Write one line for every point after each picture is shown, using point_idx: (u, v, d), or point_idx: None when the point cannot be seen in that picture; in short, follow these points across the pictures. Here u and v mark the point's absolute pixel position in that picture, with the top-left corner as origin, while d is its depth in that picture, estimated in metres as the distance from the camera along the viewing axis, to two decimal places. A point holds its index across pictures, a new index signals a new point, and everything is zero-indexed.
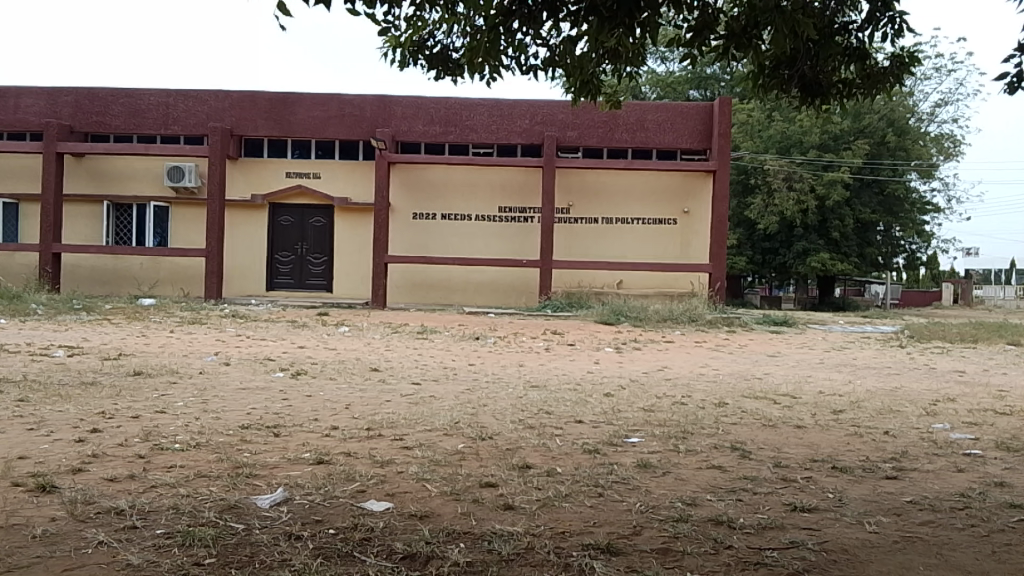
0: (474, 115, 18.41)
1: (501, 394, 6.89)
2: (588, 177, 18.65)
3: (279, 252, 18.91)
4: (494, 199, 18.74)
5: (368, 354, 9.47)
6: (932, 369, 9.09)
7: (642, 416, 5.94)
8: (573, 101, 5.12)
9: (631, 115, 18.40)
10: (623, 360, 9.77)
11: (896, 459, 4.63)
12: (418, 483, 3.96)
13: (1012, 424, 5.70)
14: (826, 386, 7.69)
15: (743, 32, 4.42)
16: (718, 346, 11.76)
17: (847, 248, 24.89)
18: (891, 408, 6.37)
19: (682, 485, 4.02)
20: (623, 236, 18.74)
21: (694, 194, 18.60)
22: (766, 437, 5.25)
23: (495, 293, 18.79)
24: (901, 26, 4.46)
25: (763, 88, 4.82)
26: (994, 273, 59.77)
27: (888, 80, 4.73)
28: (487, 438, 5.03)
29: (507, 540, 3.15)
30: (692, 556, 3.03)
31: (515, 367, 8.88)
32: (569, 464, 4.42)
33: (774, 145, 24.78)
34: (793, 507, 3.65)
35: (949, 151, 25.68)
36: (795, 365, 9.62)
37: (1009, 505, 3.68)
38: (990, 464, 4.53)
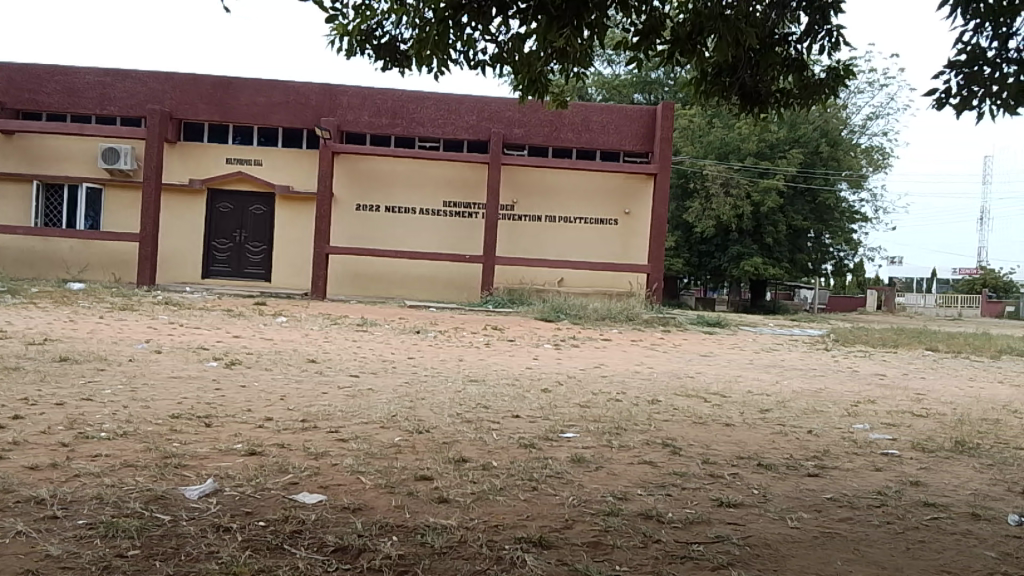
0: (421, 108, 18.30)
1: (439, 388, 6.90)
2: (533, 175, 18.74)
3: (216, 239, 18.48)
4: (439, 194, 18.68)
5: (305, 345, 9.36)
6: (855, 371, 9.48)
7: (578, 412, 6.03)
8: (520, 98, 5.14)
9: (577, 114, 18.58)
10: (561, 357, 9.89)
11: (818, 458, 4.82)
12: (351, 475, 3.94)
13: (927, 426, 5.99)
14: (755, 386, 7.92)
15: (687, 39, 4.49)
16: (653, 345, 11.99)
17: (779, 253, 25.72)
18: (815, 408, 6.62)
19: (614, 480, 4.10)
20: (566, 234, 18.91)
21: (636, 196, 18.89)
22: (697, 434, 5.40)
23: (437, 288, 18.75)
24: (838, 39, 4.62)
25: (704, 94, 4.93)
26: (917, 282, 62.52)
27: (825, 92, 4.86)
28: (423, 431, 5.04)
29: (440, 533, 3.17)
30: (622, 549, 3.10)
31: (454, 361, 8.91)
32: (504, 458, 4.46)
33: (713, 151, 25.29)
34: (720, 502, 3.77)
35: (879, 163, 26.63)
36: (727, 364, 9.91)
37: (923, 504, 3.87)
38: (906, 463, 4.75)
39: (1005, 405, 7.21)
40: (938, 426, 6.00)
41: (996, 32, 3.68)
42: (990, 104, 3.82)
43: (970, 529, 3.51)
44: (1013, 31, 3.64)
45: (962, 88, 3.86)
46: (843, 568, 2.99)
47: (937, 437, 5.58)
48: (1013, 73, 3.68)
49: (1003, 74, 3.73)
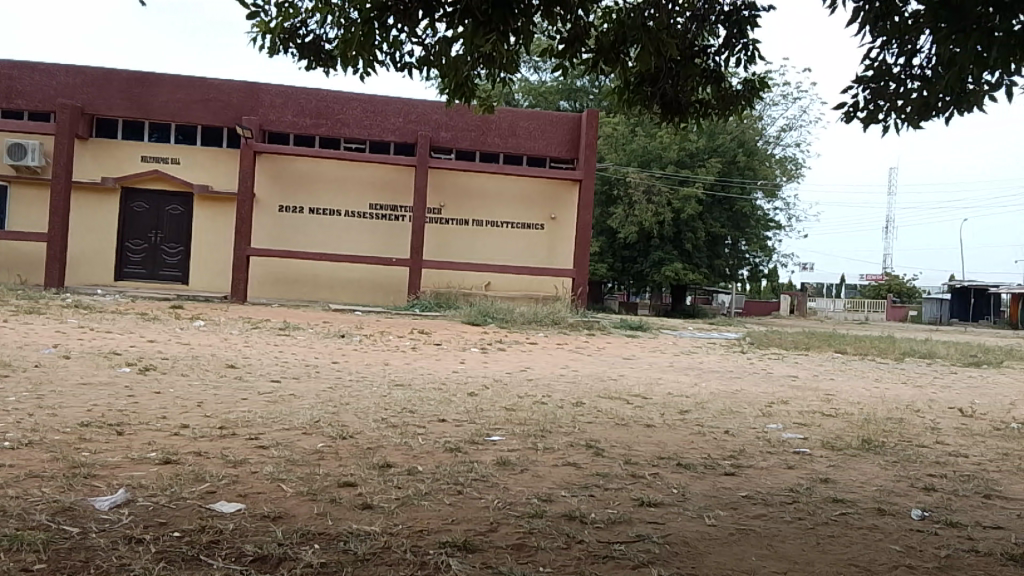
0: (347, 109, 18.07)
1: (364, 392, 6.82)
2: (461, 179, 18.74)
3: (130, 240, 17.79)
4: (365, 196, 18.47)
5: (224, 350, 9.10)
6: (770, 373, 9.84)
7: (504, 415, 6.07)
8: (447, 102, 5.13)
9: (504, 120, 18.68)
10: (487, 361, 9.91)
11: (734, 457, 4.98)
12: (272, 483, 3.86)
13: (835, 425, 6.27)
14: (675, 388, 8.13)
15: (611, 48, 4.62)
16: (578, 348, 12.16)
17: (698, 259, 26.46)
18: (731, 409, 6.84)
19: (539, 482, 4.15)
20: (493, 238, 18.97)
21: (562, 201, 19.12)
22: (619, 435, 5.51)
23: (362, 291, 18.51)
24: (753, 53, 4.79)
25: (627, 102, 4.99)
26: (826, 288, 65.41)
27: (741, 103, 5.06)
28: (347, 437, 4.98)
29: (364, 540, 3.15)
30: (545, 551, 3.14)
31: (379, 365, 8.82)
32: (430, 463, 4.45)
33: (636, 159, 25.79)
34: (641, 502, 3.86)
35: (792, 173, 27.68)
36: (649, 367, 10.13)
37: (832, 500, 4.05)
38: (816, 461, 4.97)
39: (906, 404, 7.62)
40: (845, 426, 6.29)
41: (902, 49, 3.88)
42: (895, 118, 4.03)
43: (876, 524, 3.69)
44: (917, 49, 3.84)
45: (869, 102, 4.07)
46: (757, 563, 3.10)
47: (845, 436, 5.85)
48: (917, 89, 3.88)
49: (907, 89, 3.93)
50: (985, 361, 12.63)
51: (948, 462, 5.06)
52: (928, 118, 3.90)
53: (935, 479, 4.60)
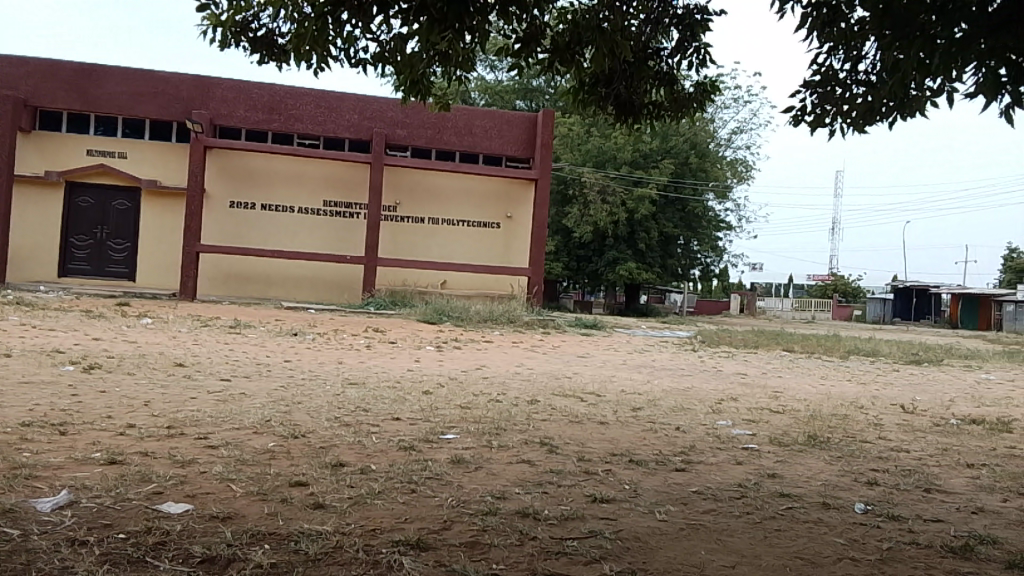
0: (300, 105, 17.84)
1: (317, 391, 6.74)
2: (416, 176, 18.65)
3: (75, 235, 17.29)
4: (318, 192, 18.25)
5: (172, 348, 8.90)
6: (720, 371, 10.03)
7: (459, 413, 6.06)
8: (402, 99, 5.11)
9: (460, 118, 18.66)
10: (442, 359, 9.88)
11: (685, 453, 5.07)
12: (221, 483, 3.80)
13: (783, 421, 6.42)
14: (628, 385, 8.21)
15: (566, 49, 4.65)
16: (532, 346, 12.22)
17: (651, 259, 26.80)
18: (683, 406, 6.95)
19: (493, 480, 4.16)
20: (448, 236, 18.93)
21: (517, 200, 19.18)
22: (573, 433, 5.55)
23: (315, 289, 18.29)
24: (705, 56, 4.88)
25: (582, 103, 5.03)
26: (775, 287, 66.83)
27: (693, 106, 5.13)
28: (299, 436, 4.92)
29: (315, 540, 3.12)
30: (498, 548, 3.15)
31: (333, 364, 8.73)
32: (384, 462, 4.43)
33: (591, 159, 25.99)
34: (593, 498, 3.90)
35: (742, 175, 28.20)
36: (602, 365, 10.22)
37: (779, 494, 4.15)
38: (764, 457, 5.08)
39: (850, 401, 7.83)
40: (792, 422, 6.45)
41: (847, 55, 3.99)
42: (840, 122, 4.15)
43: (821, 517, 3.80)
44: (861, 55, 3.96)
45: (816, 106, 4.18)
46: (706, 558, 3.16)
47: (792, 432, 5.99)
48: (861, 94, 4.00)
49: (853, 94, 4.04)
50: (925, 359, 13.05)
51: (890, 457, 5.23)
52: (873, 122, 4.02)
53: (878, 474, 4.75)
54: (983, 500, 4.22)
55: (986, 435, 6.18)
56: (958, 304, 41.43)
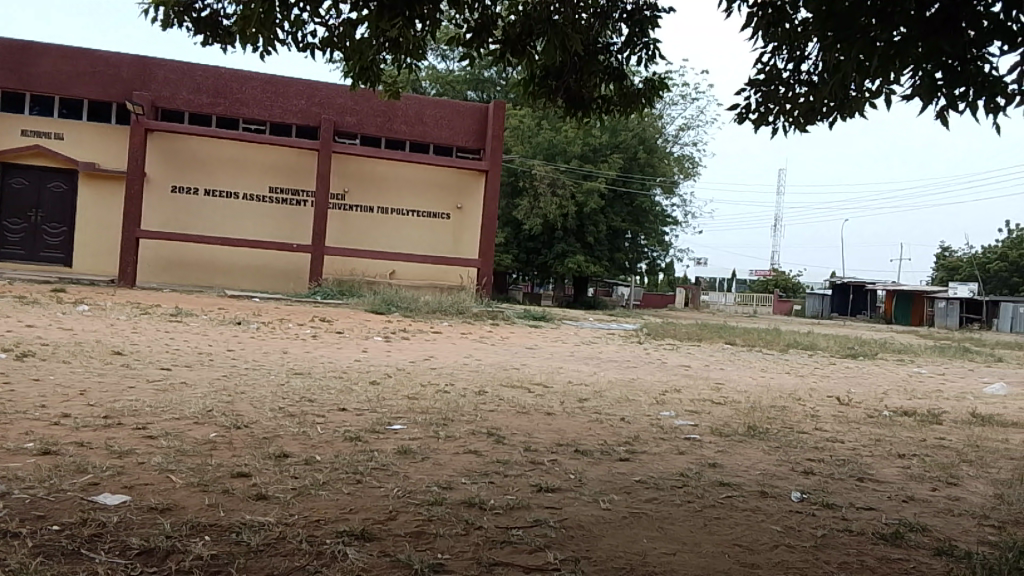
0: (247, 89, 17.50)
1: (260, 381, 6.63)
2: (364, 164, 18.44)
3: (7, 218, 16.61)
4: (263, 178, 17.91)
5: (110, 336, 8.65)
6: (664, 363, 10.20)
7: (406, 404, 6.05)
8: (352, 86, 5.04)
9: (410, 107, 18.55)
10: (390, 349, 9.84)
11: (629, 443, 5.16)
12: (160, 474, 3.72)
13: (724, 412, 6.58)
14: (575, 377, 8.30)
15: (518, 40, 4.62)
16: (481, 337, 12.24)
17: (599, 252, 27.07)
18: (628, 397, 7.06)
19: (440, 470, 4.17)
20: (397, 226, 18.79)
21: (467, 191, 19.15)
22: (519, 423, 5.59)
23: (260, 277, 17.96)
24: (653, 52, 4.93)
25: (533, 95, 5.05)
26: (719, 282, 68.35)
27: (641, 101, 5.20)
28: (242, 427, 4.85)
29: (257, 531, 3.08)
30: (443, 538, 3.16)
31: (277, 353, 8.60)
32: (329, 452, 4.39)
33: (541, 152, 26.10)
34: (539, 488, 3.94)
35: (689, 171, 28.66)
36: (550, 356, 10.30)
37: (719, 483, 4.25)
38: (706, 446, 5.20)
39: (788, 393, 8.06)
40: (732, 413, 6.61)
41: (791, 55, 4.09)
42: (783, 121, 4.27)
43: (759, 505, 3.91)
44: (804, 55, 4.06)
45: (760, 105, 4.29)
46: (648, 545, 3.23)
47: (732, 423, 6.15)
48: (804, 94, 4.11)
49: (795, 94, 4.15)
50: (859, 353, 13.50)
51: (825, 447, 5.40)
52: (814, 120, 4.14)
53: (814, 463, 4.90)
54: (912, 489, 4.40)
55: (916, 426, 6.44)
56: (892, 300, 42.94)
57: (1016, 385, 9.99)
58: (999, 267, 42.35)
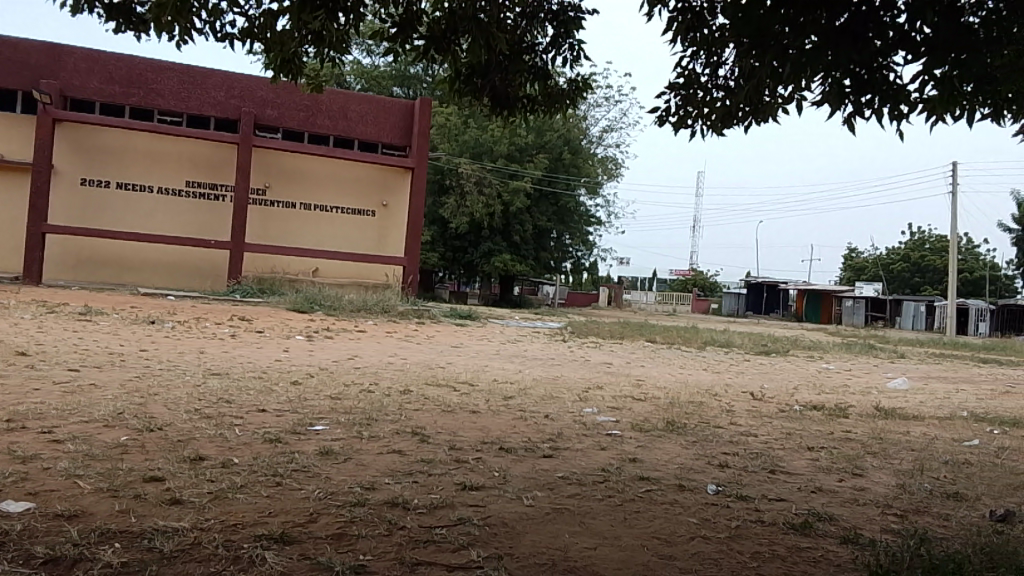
0: (162, 79, 16.91)
1: (176, 382, 6.42)
2: (287, 159, 18.04)
3: None
4: (180, 172, 17.32)
5: (12, 336, 8.21)
6: (587, 360, 10.36)
7: (328, 404, 5.95)
8: (273, 79, 4.90)
9: (334, 102, 18.27)
10: (312, 348, 9.67)
11: (553, 440, 5.22)
12: (67, 480, 3.56)
13: (644, 408, 6.74)
14: (499, 375, 8.35)
15: (443, 37, 4.59)
16: (406, 336, 12.15)
17: (525, 251, 27.22)
18: (552, 394, 7.15)
19: (362, 471, 4.12)
20: (321, 223, 18.46)
21: (392, 188, 18.98)
22: (443, 422, 5.58)
23: (175, 274, 17.33)
24: (578, 53, 4.98)
25: (458, 92, 5.04)
26: (641, 281, 70.06)
27: (565, 101, 5.30)
28: (155, 429, 4.68)
29: (171, 537, 2.98)
30: (366, 539, 3.13)
31: (193, 353, 8.34)
32: (247, 454, 4.29)
33: (468, 150, 26.11)
34: (463, 486, 3.95)
35: (613, 172, 29.14)
36: (475, 355, 10.32)
37: (639, 478, 4.35)
38: (627, 442, 5.31)
39: (705, 389, 8.30)
40: (652, 408, 6.78)
41: (709, 60, 4.20)
42: (701, 124, 4.39)
43: (677, 499, 4.02)
44: (721, 61, 4.17)
45: (680, 108, 4.40)
46: (570, 541, 3.27)
47: (652, 418, 6.29)
48: (720, 98, 4.24)
49: (712, 98, 4.28)
50: (772, 350, 14.01)
51: (740, 441, 5.59)
52: (731, 124, 4.26)
53: (729, 457, 5.07)
54: (820, 480, 4.60)
55: (823, 419, 6.74)
56: (803, 299, 44.73)
57: (915, 380, 10.59)
58: (901, 267, 44.69)
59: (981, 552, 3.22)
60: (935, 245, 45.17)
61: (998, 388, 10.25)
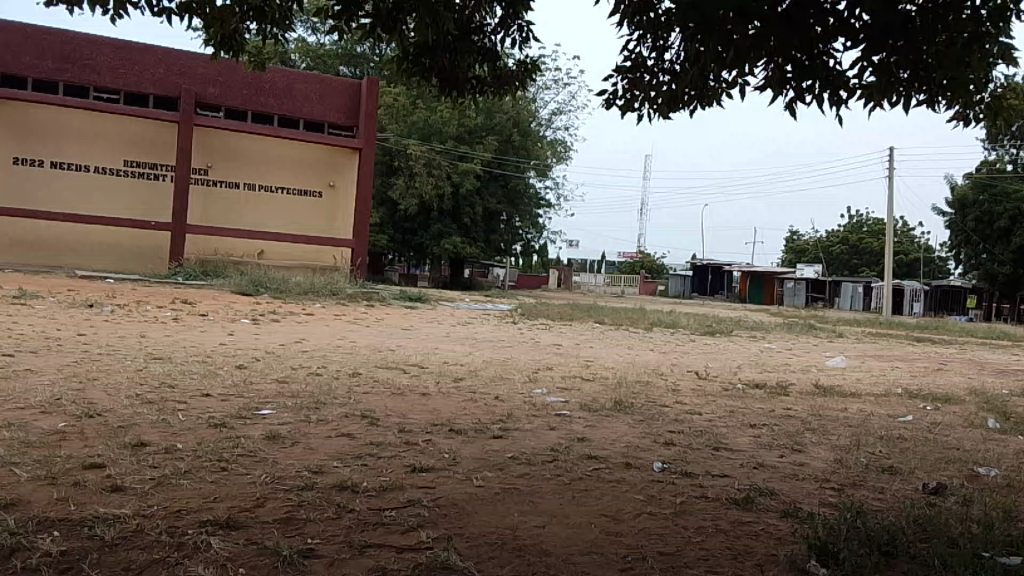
0: (97, 55, 16.37)
1: (116, 367, 6.25)
2: (230, 139, 17.62)
3: None
4: (118, 151, 16.77)
5: None
6: (537, 342, 10.42)
7: (275, 388, 5.87)
8: (213, 56, 4.76)
9: (279, 80, 17.87)
10: (258, 332, 9.51)
11: (502, 421, 5.25)
12: (2, 468, 3.45)
13: (593, 388, 6.83)
14: (450, 357, 8.35)
15: (389, 15, 4.49)
16: (355, 319, 12.05)
17: (475, 233, 27.12)
18: (502, 376, 7.19)
19: (310, 455, 4.09)
20: (266, 204, 18.11)
21: (340, 169, 18.72)
22: (394, 405, 5.57)
23: (114, 257, 16.80)
24: (527, 34, 4.94)
25: (406, 72, 5.00)
26: (590, 264, 70.55)
27: (514, 83, 5.31)
28: (94, 416, 4.55)
29: (113, 524, 2.92)
30: (314, 522, 3.12)
31: (135, 338, 8.12)
32: (191, 440, 4.21)
33: (417, 131, 25.90)
34: (412, 468, 3.95)
35: (562, 155, 29.21)
36: (425, 337, 10.29)
37: (587, 457, 4.41)
38: (576, 422, 5.37)
39: (652, 368, 8.44)
40: (601, 388, 6.87)
41: (655, 44, 4.22)
42: (647, 107, 4.42)
43: (624, 476, 4.09)
44: (667, 45, 4.20)
45: (627, 91, 4.42)
46: (520, 519, 3.31)
47: (600, 398, 6.37)
48: (666, 82, 4.27)
49: (659, 82, 4.31)
50: (717, 331, 14.30)
51: (684, 420, 5.71)
52: (676, 108, 4.31)
53: (675, 435, 5.17)
54: (762, 456, 4.73)
55: (765, 397, 6.93)
56: (747, 281, 45.71)
57: (852, 359, 10.91)
58: (840, 250, 46.02)
59: (915, 523, 3.37)
60: (873, 227, 46.59)
61: (929, 366, 10.69)
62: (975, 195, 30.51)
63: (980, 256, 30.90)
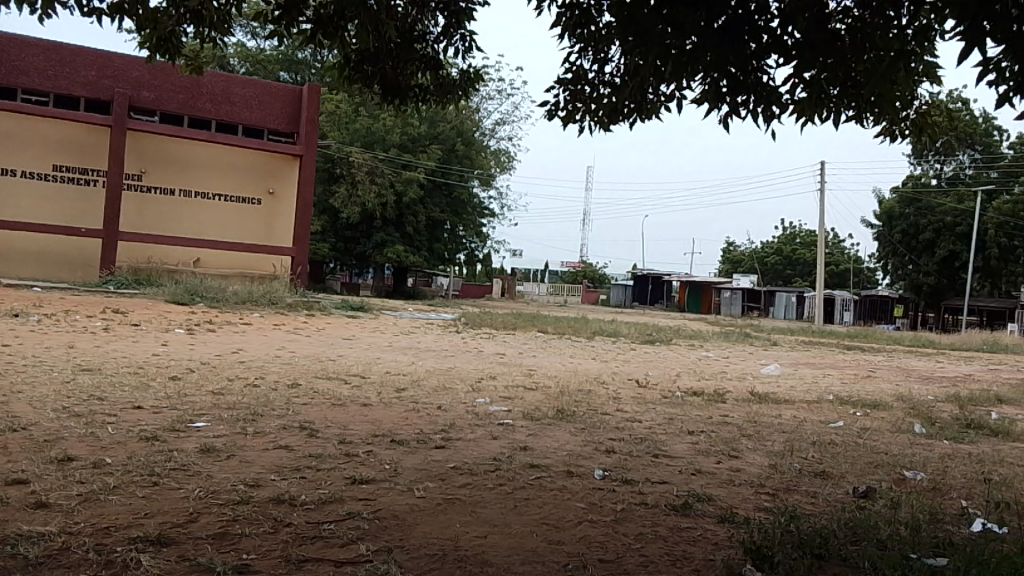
0: (25, 56, 15.78)
1: (41, 379, 6.00)
2: (167, 144, 17.16)
3: None
4: (47, 155, 16.20)
5: None
6: (479, 351, 10.42)
7: (210, 400, 5.72)
8: (148, 59, 4.62)
9: (216, 85, 17.53)
10: (193, 342, 9.27)
11: (445, 430, 5.23)
12: None
13: (534, 397, 6.85)
14: (392, 367, 8.28)
15: (331, 22, 4.40)
16: (295, 329, 11.85)
17: (418, 242, 26.98)
18: (444, 385, 7.15)
19: (246, 468, 4.00)
20: (203, 212, 17.68)
21: (280, 176, 18.41)
22: (333, 416, 5.48)
23: (40, 265, 16.13)
24: (469, 44, 4.95)
25: (348, 79, 4.95)
26: (533, 274, 71.07)
27: (457, 91, 5.30)
28: (18, 429, 4.37)
29: (36, 542, 2.80)
30: (250, 538, 3.04)
31: (62, 348, 7.81)
32: (121, 454, 4.07)
33: (359, 138, 25.67)
34: (352, 480, 3.90)
35: (505, 165, 29.34)
36: (366, 347, 10.18)
37: (529, 465, 4.43)
38: (517, 431, 5.38)
39: (593, 377, 8.52)
40: (543, 397, 6.91)
41: (596, 57, 4.27)
42: (588, 119, 4.49)
43: (565, 484, 4.11)
44: (607, 58, 4.26)
45: (569, 102, 4.47)
46: (460, 530, 3.29)
47: (542, 407, 6.40)
48: (607, 94, 4.33)
49: (599, 95, 4.37)
50: (656, 339, 14.54)
51: (625, 427, 5.77)
52: (616, 121, 4.39)
53: (615, 442, 5.23)
54: (699, 462, 4.81)
55: (702, 404, 7.06)
56: (686, 290, 46.73)
57: (786, 367, 11.21)
58: (775, 260, 47.34)
59: (845, 526, 3.48)
60: (806, 239, 48.05)
61: (858, 373, 11.08)
62: (902, 208, 31.70)
63: (906, 267, 31.84)
